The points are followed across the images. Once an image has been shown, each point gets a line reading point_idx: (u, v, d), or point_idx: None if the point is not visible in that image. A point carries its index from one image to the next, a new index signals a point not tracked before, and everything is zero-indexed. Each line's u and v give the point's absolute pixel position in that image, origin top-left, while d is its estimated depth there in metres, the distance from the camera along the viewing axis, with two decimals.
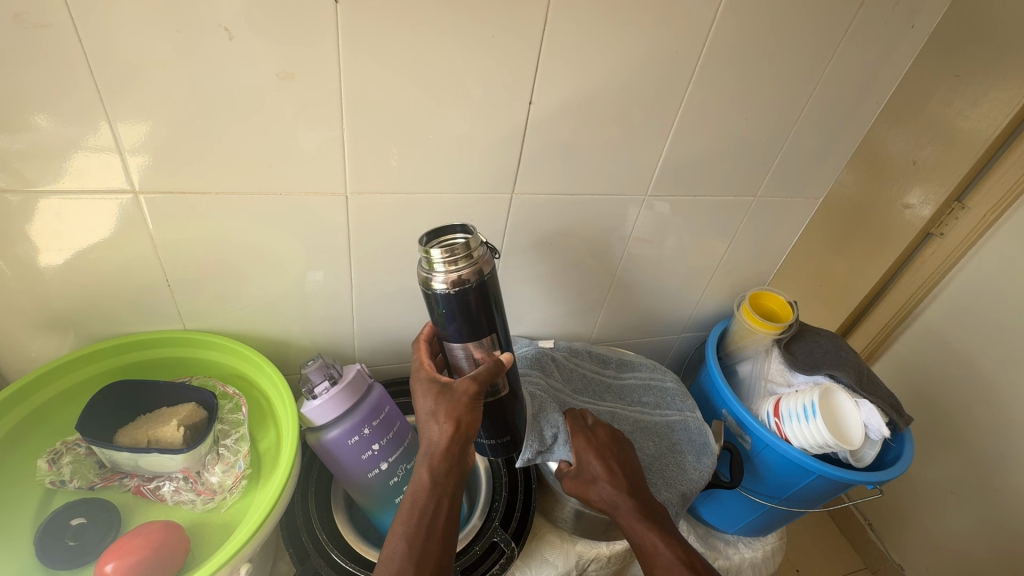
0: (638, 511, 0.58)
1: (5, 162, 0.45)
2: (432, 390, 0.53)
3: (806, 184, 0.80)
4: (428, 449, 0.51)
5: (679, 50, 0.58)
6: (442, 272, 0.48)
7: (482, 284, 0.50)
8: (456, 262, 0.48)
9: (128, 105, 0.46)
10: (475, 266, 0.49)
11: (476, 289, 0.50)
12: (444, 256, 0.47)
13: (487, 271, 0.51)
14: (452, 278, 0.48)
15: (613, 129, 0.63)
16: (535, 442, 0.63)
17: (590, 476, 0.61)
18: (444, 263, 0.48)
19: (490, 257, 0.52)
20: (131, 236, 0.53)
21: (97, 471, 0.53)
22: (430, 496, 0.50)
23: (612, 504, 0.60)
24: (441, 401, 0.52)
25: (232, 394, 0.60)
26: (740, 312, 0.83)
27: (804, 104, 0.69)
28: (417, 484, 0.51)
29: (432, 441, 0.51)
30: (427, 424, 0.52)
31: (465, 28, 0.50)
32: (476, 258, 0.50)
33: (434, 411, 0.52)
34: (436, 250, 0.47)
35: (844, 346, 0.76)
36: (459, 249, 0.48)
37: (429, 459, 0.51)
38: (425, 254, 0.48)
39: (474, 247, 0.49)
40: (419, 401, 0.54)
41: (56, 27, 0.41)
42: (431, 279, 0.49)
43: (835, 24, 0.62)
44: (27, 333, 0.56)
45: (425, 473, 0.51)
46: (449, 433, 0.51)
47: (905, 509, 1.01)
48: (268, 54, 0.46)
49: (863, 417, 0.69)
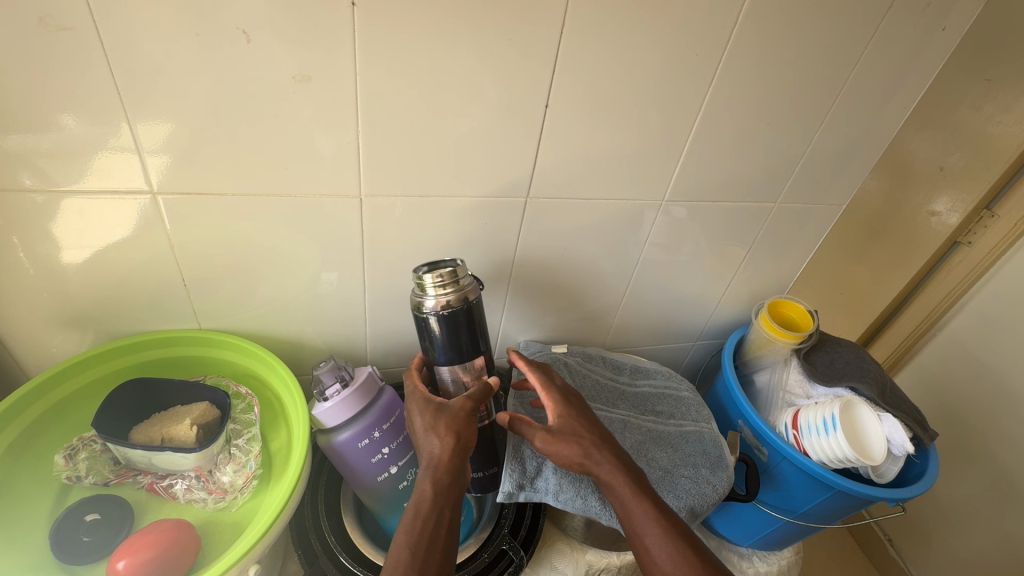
0: (626, 467, 0.55)
1: (33, 163, 0.46)
2: (429, 409, 0.55)
3: (829, 189, 0.78)
4: (431, 463, 0.51)
5: (699, 52, 0.57)
6: (432, 297, 0.55)
7: (468, 309, 0.56)
8: (446, 287, 0.55)
9: (147, 107, 0.46)
10: (463, 292, 0.56)
11: (463, 312, 0.56)
12: (435, 281, 0.54)
13: (472, 298, 0.57)
14: (441, 302, 0.54)
15: (630, 132, 0.62)
16: (515, 472, 0.62)
17: (569, 432, 0.57)
18: (434, 288, 0.54)
19: (476, 288, 0.59)
20: (149, 236, 0.54)
21: (112, 467, 0.54)
22: (434, 507, 0.49)
23: (594, 461, 0.55)
24: (440, 418, 0.53)
25: (245, 394, 0.60)
26: (758, 320, 0.81)
27: (827, 109, 0.68)
28: (420, 496, 0.49)
29: (432, 454, 0.51)
30: (427, 438, 0.53)
31: (482, 30, 0.50)
32: (463, 285, 0.56)
33: (433, 427, 0.53)
34: (428, 276, 0.54)
35: (867, 357, 0.74)
36: (449, 275, 0.54)
37: (432, 471, 0.50)
38: (419, 281, 0.55)
39: (461, 276, 0.56)
40: (416, 420, 0.55)
41: (79, 30, 0.41)
42: (422, 303, 0.55)
43: (860, 27, 0.61)
44: (47, 329, 0.57)
45: (429, 484, 0.50)
46: (449, 445, 0.52)
47: (928, 526, 0.97)
48: (286, 56, 0.47)
49: (886, 431, 0.66)
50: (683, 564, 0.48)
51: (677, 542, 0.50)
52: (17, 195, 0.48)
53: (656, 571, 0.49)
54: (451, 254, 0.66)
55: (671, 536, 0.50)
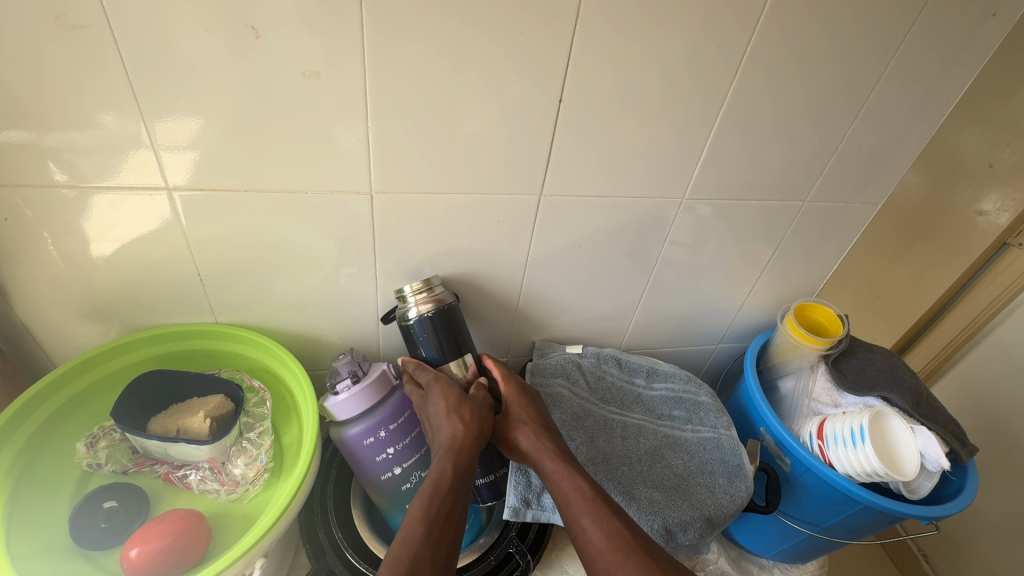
0: (561, 455, 0.55)
1: (64, 159, 0.48)
2: (453, 393, 0.56)
3: (865, 185, 0.74)
4: (453, 444, 0.52)
5: (723, 44, 0.55)
6: (413, 305, 0.60)
7: (445, 313, 0.60)
8: (423, 294, 0.60)
9: (166, 106, 0.47)
10: (438, 298, 0.60)
11: (440, 316, 0.59)
12: (413, 290, 0.60)
13: (448, 304, 0.61)
14: (421, 308, 0.59)
15: (650, 125, 0.59)
16: (519, 486, 0.62)
17: (517, 419, 0.58)
18: (414, 296, 0.60)
19: (453, 298, 0.63)
20: (166, 231, 0.55)
21: (131, 456, 0.56)
22: (452, 488, 0.49)
23: (535, 446, 0.56)
24: (464, 403, 0.55)
25: (258, 389, 0.61)
26: (783, 324, 0.77)
27: (861, 102, 0.64)
28: (440, 475, 0.49)
29: (454, 435, 0.52)
30: (450, 420, 0.54)
31: (495, 23, 0.48)
32: (437, 293, 0.61)
33: (457, 410, 0.54)
34: (407, 288, 0.60)
35: (901, 366, 0.70)
36: (423, 283, 0.60)
37: (453, 454, 0.51)
38: (401, 297, 0.61)
39: (435, 286, 0.61)
40: (436, 402, 0.55)
41: (94, 28, 0.42)
42: (406, 313, 0.60)
43: (900, 13, 0.57)
44: (73, 321, 0.59)
45: (450, 466, 0.50)
46: (471, 429, 0.53)
47: (966, 542, 0.91)
48: (297, 52, 0.46)
49: (919, 445, 0.63)
50: (616, 540, 0.48)
51: (614, 519, 0.50)
52: (48, 191, 0.49)
53: (587, 545, 0.49)
54: (464, 250, 0.65)
55: (608, 514, 0.50)
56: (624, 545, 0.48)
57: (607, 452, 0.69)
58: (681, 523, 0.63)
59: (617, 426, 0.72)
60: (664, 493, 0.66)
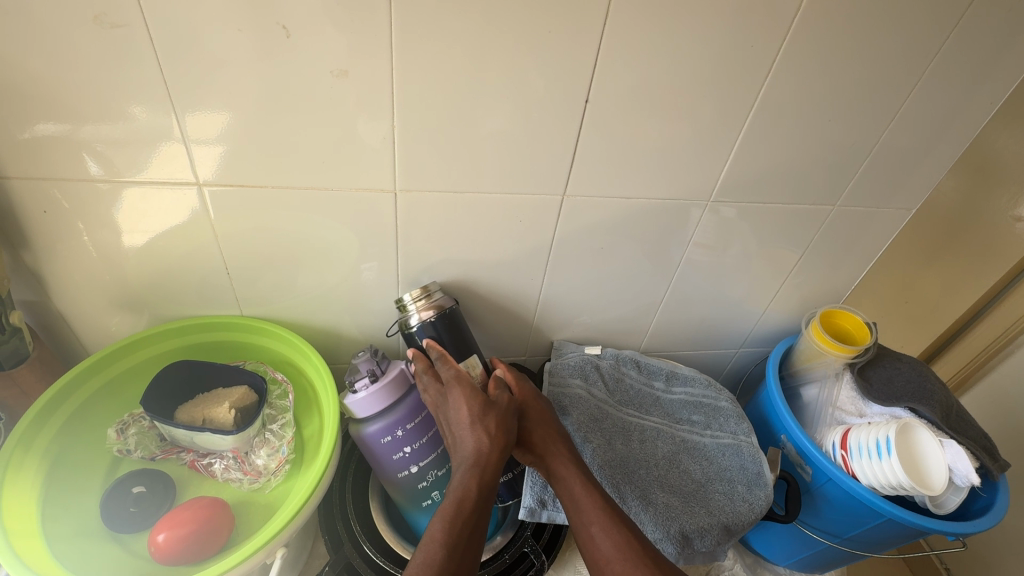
0: (575, 463, 0.57)
1: (100, 152, 0.49)
2: (477, 401, 0.54)
3: (897, 189, 0.72)
4: (477, 460, 0.51)
5: (754, 44, 0.53)
6: (415, 312, 0.61)
7: (447, 317, 0.61)
8: (422, 301, 0.61)
9: (197, 101, 0.48)
10: (438, 304, 0.61)
11: (443, 321, 0.60)
12: (412, 298, 0.61)
13: (448, 308, 0.62)
14: (422, 313, 0.60)
15: (676, 125, 0.58)
16: (536, 486, 0.63)
17: (534, 425, 0.59)
18: (414, 303, 0.61)
19: (452, 302, 0.64)
20: (195, 225, 0.56)
21: (159, 443, 0.58)
22: (475, 508, 0.49)
23: (549, 453, 0.58)
24: (489, 413, 0.54)
25: (281, 381, 0.63)
26: (808, 330, 0.75)
27: (897, 103, 0.62)
28: (465, 493, 0.50)
29: (479, 450, 0.51)
30: (473, 432, 0.52)
31: (524, 22, 0.48)
32: (436, 299, 0.62)
33: (481, 421, 0.53)
34: (406, 297, 0.62)
35: (929, 375, 0.69)
36: (421, 290, 0.62)
37: (478, 470, 0.51)
38: (402, 306, 0.62)
39: (432, 291, 0.62)
40: (460, 409, 0.54)
41: (130, 27, 0.43)
42: (408, 320, 0.61)
43: (943, 12, 0.55)
44: (106, 310, 0.60)
45: (475, 483, 0.50)
46: (496, 443, 0.53)
47: (990, 559, 0.88)
48: (327, 50, 0.47)
49: (948, 459, 0.61)
50: (627, 552, 0.50)
51: (623, 531, 0.51)
52: (84, 183, 0.51)
53: (598, 558, 0.51)
54: (485, 249, 0.65)
55: (619, 527, 0.51)
56: (632, 557, 0.49)
57: (624, 455, 0.69)
58: (698, 530, 0.63)
59: (635, 430, 0.72)
60: (681, 499, 0.66)
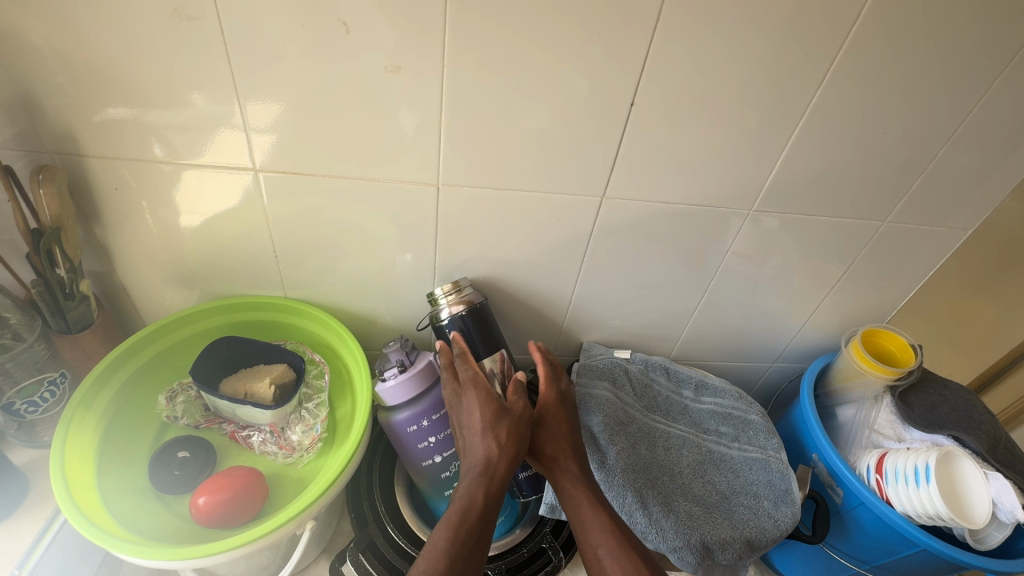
0: (587, 481, 0.57)
1: (166, 135, 0.52)
2: (490, 408, 0.55)
3: (956, 208, 0.68)
4: (485, 469, 0.52)
5: (809, 52, 0.52)
6: (445, 306, 0.62)
7: (476, 312, 0.62)
8: (452, 296, 0.62)
9: (259, 91, 0.50)
10: (468, 298, 0.62)
11: (471, 316, 0.61)
12: (443, 292, 0.62)
13: (477, 303, 0.63)
14: (452, 307, 0.61)
15: (722, 131, 0.57)
16: None
17: (551, 434, 0.60)
18: (445, 297, 0.62)
19: (481, 297, 0.65)
20: (248, 208, 0.59)
21: (203, 413, 0.61)
22: (479, 517, 0.51)
23: (562, 467, 0.58)
24: (501, 422, 0.55)
25: (318, 361, 0.65)
26: (848, 348, 0.73)
27: (959, 118, 0.59)
28: (469, 502, 0.51)
29: (488, 458, 0.52)
30: (484, 439, 0.54)
31: (574, 23, 0.49)
32: (465, 294, 0.63)
33: (493, 429, 0.54)
34: (437, 291, 0.63)
35: (978, 406, 0.66)
36: (452, 285, 0.63)
37: (485, 479, 0.52)
38: (432, 299, 0.64)
39: (462, 288, 0.63)
40: (475, 413, 0.55)
41: (204, 20, 0.46)
42: (438, 314, 0.62)
43: (1017, 24, 0.53)
44: (162, 284, 0.64)
45: (481, 492, 0.51)
46: (506, 453, 0.53)
47: None
48: (382, 46, 0.49)
49: (993, 493, 0.58)
50: None
51: (631, 557, 0.52)
52: (149, 163, 0.54)
53: None
54: (521, 246, 0.66)
55: (629, 552, 0.52)
56: None
57: (648, 461, 0.69)
58: (720, 541, 0.63)
59: (660, 436, 0.71)
60: (704, 508, 0.66)
